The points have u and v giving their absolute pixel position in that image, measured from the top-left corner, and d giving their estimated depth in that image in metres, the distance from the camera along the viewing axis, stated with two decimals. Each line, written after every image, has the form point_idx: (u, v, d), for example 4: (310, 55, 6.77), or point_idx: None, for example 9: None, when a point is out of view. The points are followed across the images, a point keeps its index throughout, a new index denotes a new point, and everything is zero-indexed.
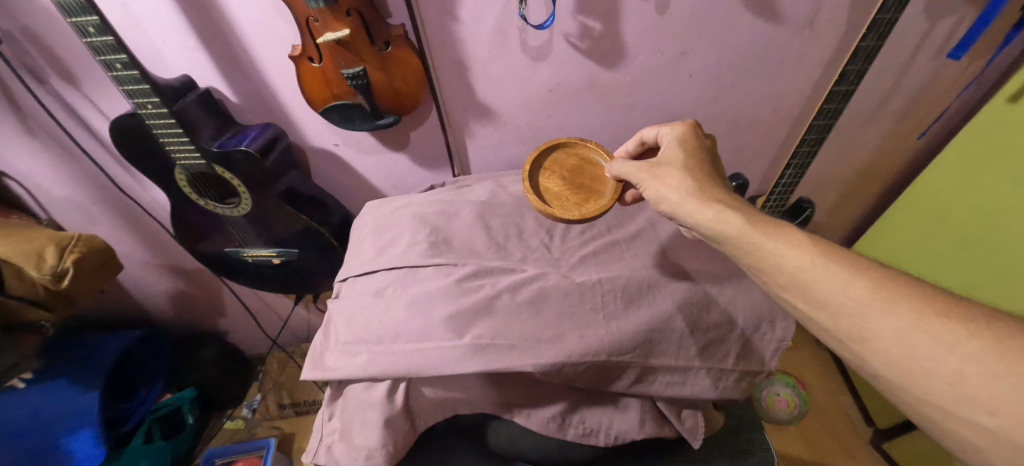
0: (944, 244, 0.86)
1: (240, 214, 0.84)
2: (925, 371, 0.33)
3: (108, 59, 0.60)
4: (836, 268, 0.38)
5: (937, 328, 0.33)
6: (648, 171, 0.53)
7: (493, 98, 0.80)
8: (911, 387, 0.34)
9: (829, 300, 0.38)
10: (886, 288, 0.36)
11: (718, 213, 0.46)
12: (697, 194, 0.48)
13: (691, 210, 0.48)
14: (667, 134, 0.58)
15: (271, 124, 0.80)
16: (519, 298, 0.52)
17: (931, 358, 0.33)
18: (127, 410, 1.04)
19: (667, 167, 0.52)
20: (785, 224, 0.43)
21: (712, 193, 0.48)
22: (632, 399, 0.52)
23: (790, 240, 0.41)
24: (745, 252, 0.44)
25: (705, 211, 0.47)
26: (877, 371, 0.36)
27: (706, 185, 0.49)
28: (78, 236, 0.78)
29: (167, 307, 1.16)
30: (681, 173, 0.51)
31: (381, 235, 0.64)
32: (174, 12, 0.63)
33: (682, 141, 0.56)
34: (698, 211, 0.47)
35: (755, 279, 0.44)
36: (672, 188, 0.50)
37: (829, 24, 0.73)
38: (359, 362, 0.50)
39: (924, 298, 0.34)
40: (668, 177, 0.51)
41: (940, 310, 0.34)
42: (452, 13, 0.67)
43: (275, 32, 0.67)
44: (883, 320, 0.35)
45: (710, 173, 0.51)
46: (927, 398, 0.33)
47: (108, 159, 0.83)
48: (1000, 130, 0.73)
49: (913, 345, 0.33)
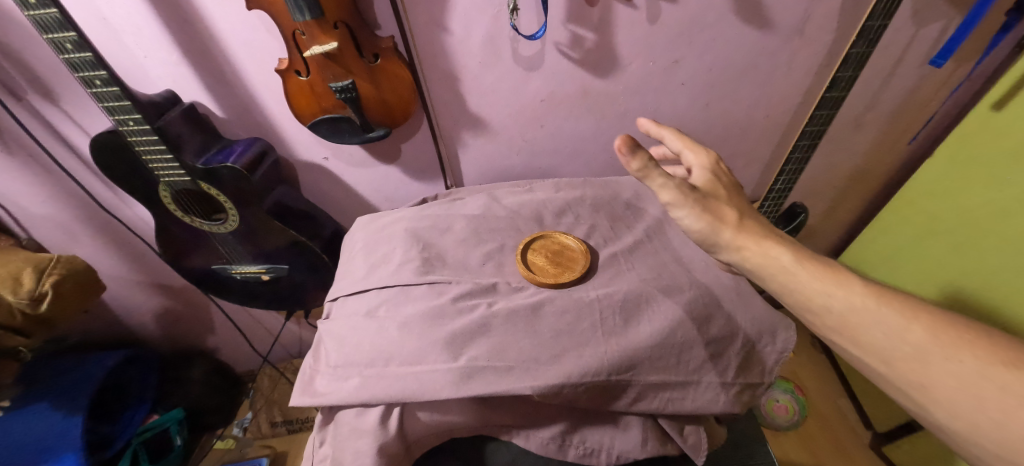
0: (930, 254, 0.88)
1: (227, 230, 0.81)
2: (998, 426, 0.31)
3: (86, 76, 0.59)
4: (889, 311, 0.36)
5: (1006, 380, 0.31)
6: (690, 203, 0.43)
7: (485, 109, 0.79)
8: (979, 440, 0.32)
9: (883, 348, 0.36)
10: (946, 334, 0.34)
11: (763, 247, 0.42)
12: (743, 230, 0.43)
13: (741, 248, 0.43)
14: (689, 154, 0.48)
15: (258, 138, 0.78)
16: (516, 315, 0.51)
17: (1003, 411, 0.31)
18: (111, 434, 0.99)
19: (711, 198, 0.44)
20: (832, 263, 0.41)
21: (755, 229, 0.44)
22: (634, 417, 0.50)
23: (838, 281, 0.39)
24: (791, 292, 0.40)
25: (750, 246, 0.42)
26: (939, 420, 0.34)
27: (749, 221, 0.44)
28: (57, 257, 0.75)
29: (153, 325, 1.13)
30: (725, 208, 0.45)
31: (372, 252, 0.63)
32: (158, 27, 0.62)
33: (712, 173, 0.47)
34: (743, 246, 0.43)
35: (799, 321, 0.41)
36: (720, 224, 0.43)
37: (820, 31, 0.73)
38: (351, 387, 0.48)
39: (992, 347, 0.33)
40: (711, 214, 0.43)
41: (1006, 360, 0.32)
42: (442, 24, 0.66)
43: (263, 46, 0.66)
44: (945, 367, 0.33)
45: (749, 209, 0.46)
46: (1001, 456, 0.31)
47: (90, 177, 0.80)
48: (986, 136, 0.75)
49: (982, 397, 0.32)
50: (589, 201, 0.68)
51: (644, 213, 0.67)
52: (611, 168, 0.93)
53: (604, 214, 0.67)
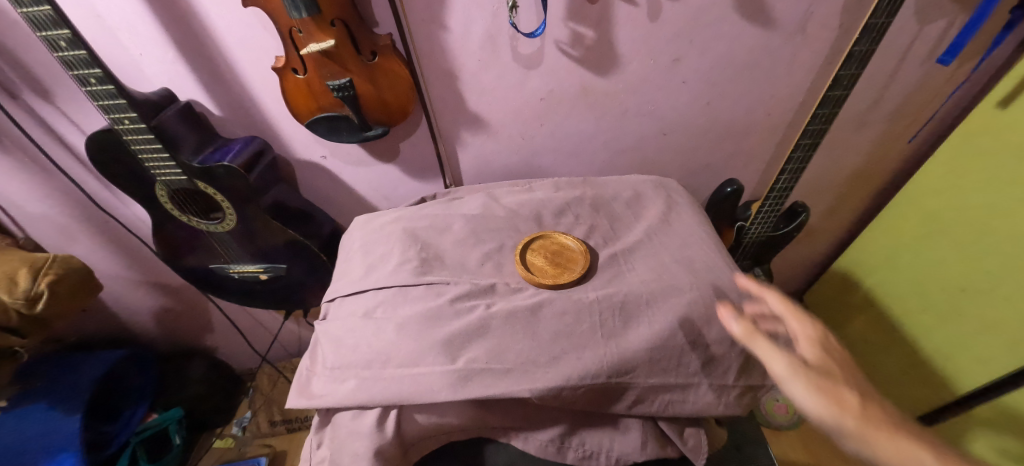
0: (938, 253, 0.88)
1: (224, 230, 0.81)
2: None
3: (81, 73, 0.58)
4: None
5: None
6: (801, 379, 0.37)
7: (484, 108, 0.78)
8: None
9: None
10: None
11: (909, 446, 0.34)
12: (874, 420, 0.35)
13: (874, 443, 0.34)
14: (796, 323, 0.44)
15: (255, 137, 0.78)
16: (515, 317, 0.50)
17: None
18: (110, 433, 0.99)
19: (828, 378, 0.38)
20: None
21: (892, 420, 0.35)
22: (633, 419, 0.50)
23: None
24: None
25: (889, 441, 0.34)
26: None
27: (883, 410, 0.36)
28: (53, 256, 0.74)
29: (152, 324, 1.13)
30: (846, 389, 0.38)
31: (369, 252, 0.62)
32: (154, 25, 0.62)
33: (823, 343, 0.41)
34: (880, 442, 0.34)
35: None
36: (844, 411, 0.36)
37: (823, 29, 0.72)
38: (348, 389, 0.48)
39: None
40: (831, 394, 0.36)
41: None
42: (440, 21, 0.66)
43: (259, 44, 0.65)
44: None
45: (881, 396, 0.38)
46: None
47: (86, 176, 0.80)
48: (991, 135, 0.74)
49: None
50: (588, 201, 0.67)
51: (645, 212, 0.67)
52: (612, 167, 0.93)
53: (604, 214, 0.66)
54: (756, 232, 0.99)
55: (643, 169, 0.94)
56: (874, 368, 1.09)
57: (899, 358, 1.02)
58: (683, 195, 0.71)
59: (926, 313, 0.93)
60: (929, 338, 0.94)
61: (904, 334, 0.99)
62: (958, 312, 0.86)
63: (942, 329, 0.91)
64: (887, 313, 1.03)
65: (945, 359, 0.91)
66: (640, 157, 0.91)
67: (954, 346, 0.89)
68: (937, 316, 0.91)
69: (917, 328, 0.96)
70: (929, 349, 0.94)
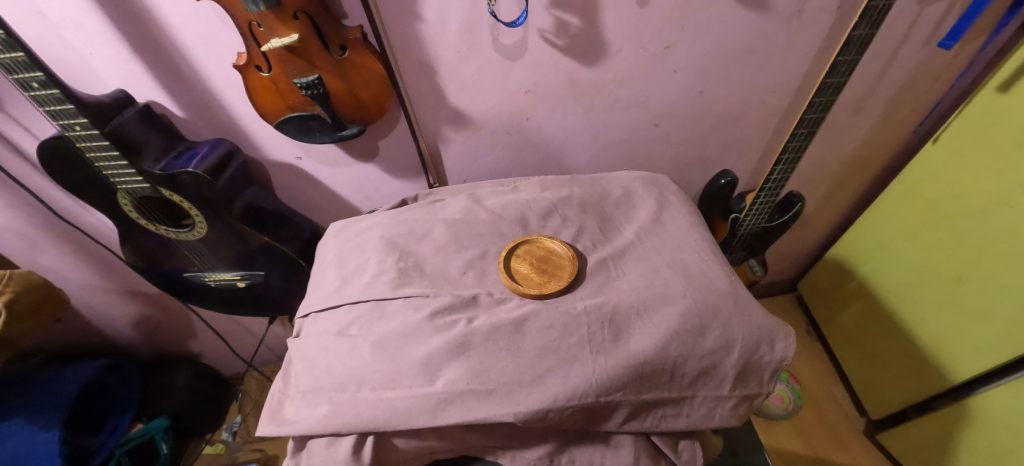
0: (935, 241, 0.86)
1: (195, 238, 0.77)
2: None
3: (21, 77, 0.53)
4: None
5: None
6: None
7: (466, 103, 0.74)
8: None
9: None
10: None
11: None
12: None
13: None
14: None
15: (223, 139, 0.73)
16: (499, 331, 0.47)
17: None
18: (93, 446, 0.94)
19: None
20: None
21: None
22: (625, 435, 0.47)
23: None
24: None
25: None
26: None
27: None
28: (10, 273, 0.70)
29: (132, 331, 1.09)
30: None
31: (345, 262, 0.59)
32: (101, 22, 0.56)
33: None
34: None
35: None
36: None
37: (822, 12, 0.68)
38: (321, 414, 0.45)
39: None
40: None
41: None
42: (414, 12, 0.61)
43: (220, 40, 0.60)
44: None
45: None
46: None
47: (45, 184, 0.75)
48: (993, 121, 0.71)
49: None
50: (576, 201, 0.64)
51: (635, 212, 0.64)
52: (601, 161, 0.89)
53: (592, 215, 0.63)
54: (750, 224, 0.97)
55: (633, 163, 0.91)
56: (868, 356, 1.09)
57: (893, 347, 1.01)
58: (674, 192, 0.68)
59: (922, 302, 0.92)
60: (923, 327, 0.93)
61: (898, 323, 0.98)
62: (953, 302, 0.85)
63: (937, 319, 0.89)
64: (882, 302, 1.01)
65: (938, 350, 0.90)
66: (631, 150, 0.88)
67: (946, 335, 0.88)
68: (933, 305, 0.89)
69: (912, 318, 0.94)
70: (921, 338, 0.93)
